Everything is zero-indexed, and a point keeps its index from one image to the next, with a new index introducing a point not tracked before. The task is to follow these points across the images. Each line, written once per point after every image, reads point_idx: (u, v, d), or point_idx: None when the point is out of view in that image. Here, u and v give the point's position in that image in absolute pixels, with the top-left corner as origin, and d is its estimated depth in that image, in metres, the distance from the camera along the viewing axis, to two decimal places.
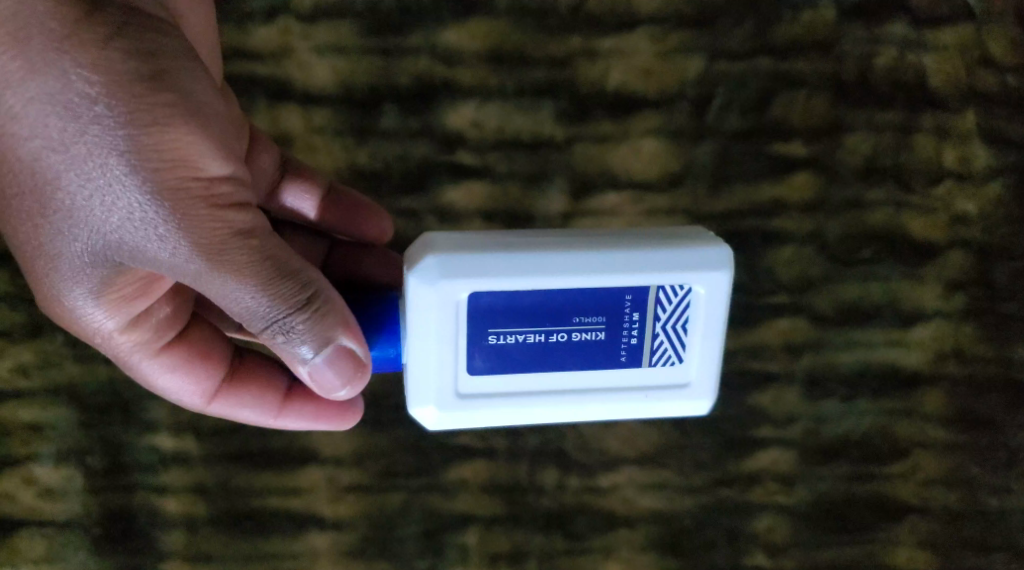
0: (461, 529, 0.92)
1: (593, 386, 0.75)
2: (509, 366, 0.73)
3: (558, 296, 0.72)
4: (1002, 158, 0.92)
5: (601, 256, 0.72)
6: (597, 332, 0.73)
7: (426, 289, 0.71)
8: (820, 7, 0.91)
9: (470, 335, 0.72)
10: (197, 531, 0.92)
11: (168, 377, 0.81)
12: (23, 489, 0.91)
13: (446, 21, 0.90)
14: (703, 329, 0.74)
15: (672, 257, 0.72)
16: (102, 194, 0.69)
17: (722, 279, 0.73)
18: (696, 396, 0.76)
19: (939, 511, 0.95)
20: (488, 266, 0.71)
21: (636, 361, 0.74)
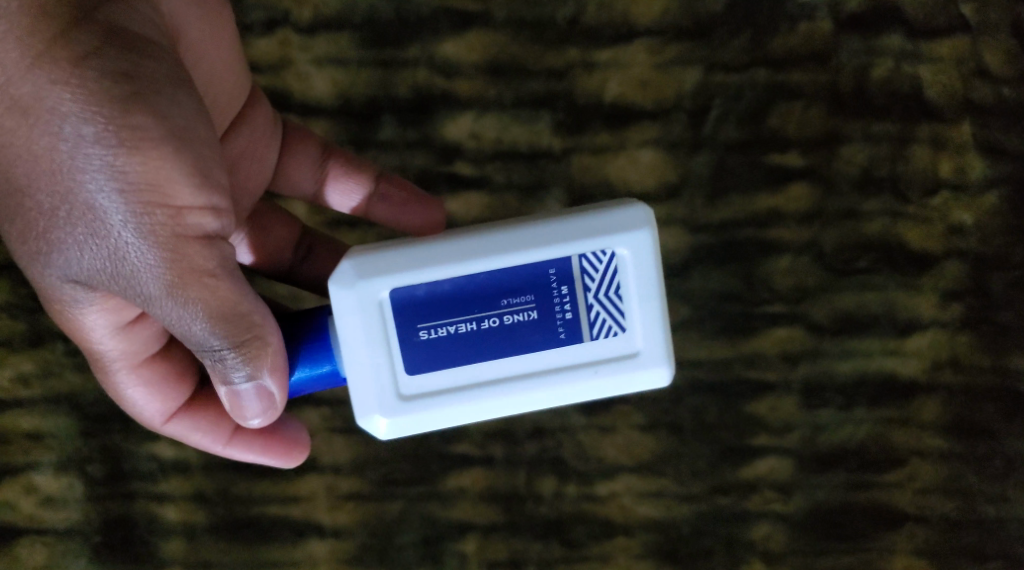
0: (460, 536, 0.93)
1: (539, 370, 0.73)
2: (446, 360, 0.72)
3: (481, 278, 0.72)
4: (998, 169, 0.93)
5: (518, 236, 0.72)
6: (530, 312, 0.72)
7: (342, 287, 0.71)
8: (816, 19, 0.92)
9: (398, 332, 0.72)
10: (196, 539, 0.92)
11: (139, 391, 0.82)
12: (24, 497, 0.92)
13: (446, 33, 0.91)
14: (638, 293, 0.72)
15: (588, 224, 0.72)
16: (62, 210, 0.71)
17: (644, 238, 0.72)
18: (649, 364, 0.73)
19: (936, 519, 0.95)
20: (406, 259, 0.72)
21: (577, 337, 0.73)
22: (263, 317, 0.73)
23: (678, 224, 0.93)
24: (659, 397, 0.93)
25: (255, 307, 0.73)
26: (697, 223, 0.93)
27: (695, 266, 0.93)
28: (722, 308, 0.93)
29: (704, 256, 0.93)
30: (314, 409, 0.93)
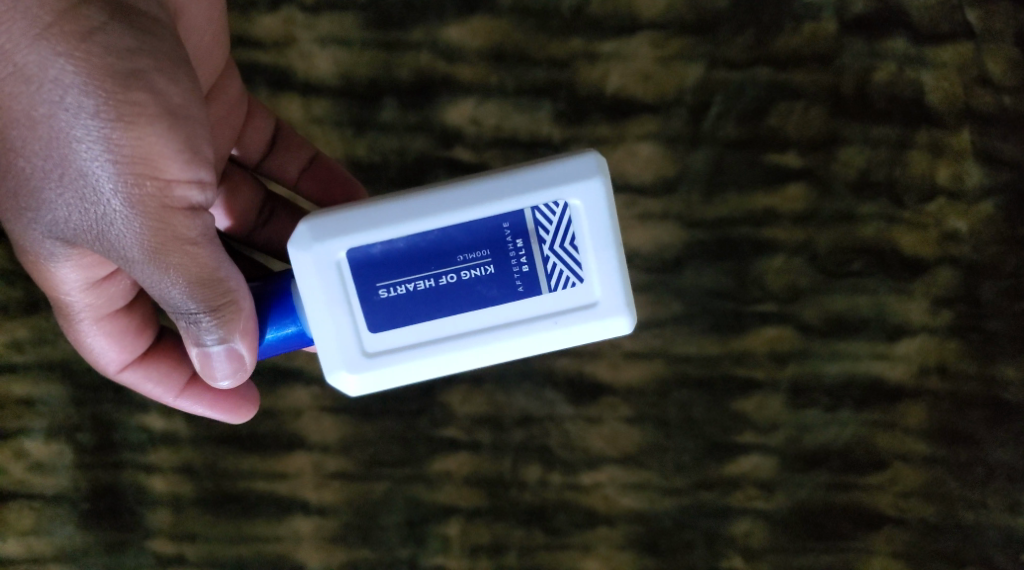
0: (444, 519, 0.94)
1: (499, 324, 0.74)
2: (407, 317, 0.74)
3: (437, 235, 0.73)
4: (995, 178, 0.93)
5: (471, 193, 0.73)
6: (487, 267, 0.73)
7: (299, 245, 0.73)
8: (821, 20, 0.92)
9: (358, 291, 0.73)
10: (182, 510, 0.93)
11: (101, 340, 0.83)
12: (14, 462, 0.93)
13: (449, 18, 0.91)
14: (593, 242, 0.73)
15: (539, 175, 0.72)
16: (54, 175, 0.72)
17: (595, 186, 0.72)
18: (606, 311, 0.74)
19: (916, 523, 0.96)
20: (360, 220, 0.73)
21: (534, 289, 0.74)
22: (239, 283, 0.74)
23: (672, 219, 0.94)
24: (646, 390, 0.94)
25: (231, 274, 0.74)
26: (691, 219, 0.93)
27: (688, 262, 0.94)
28: (713, 305, 0.94)
29: (698, 252, 0.94)
30: (304, 388, 0.93)
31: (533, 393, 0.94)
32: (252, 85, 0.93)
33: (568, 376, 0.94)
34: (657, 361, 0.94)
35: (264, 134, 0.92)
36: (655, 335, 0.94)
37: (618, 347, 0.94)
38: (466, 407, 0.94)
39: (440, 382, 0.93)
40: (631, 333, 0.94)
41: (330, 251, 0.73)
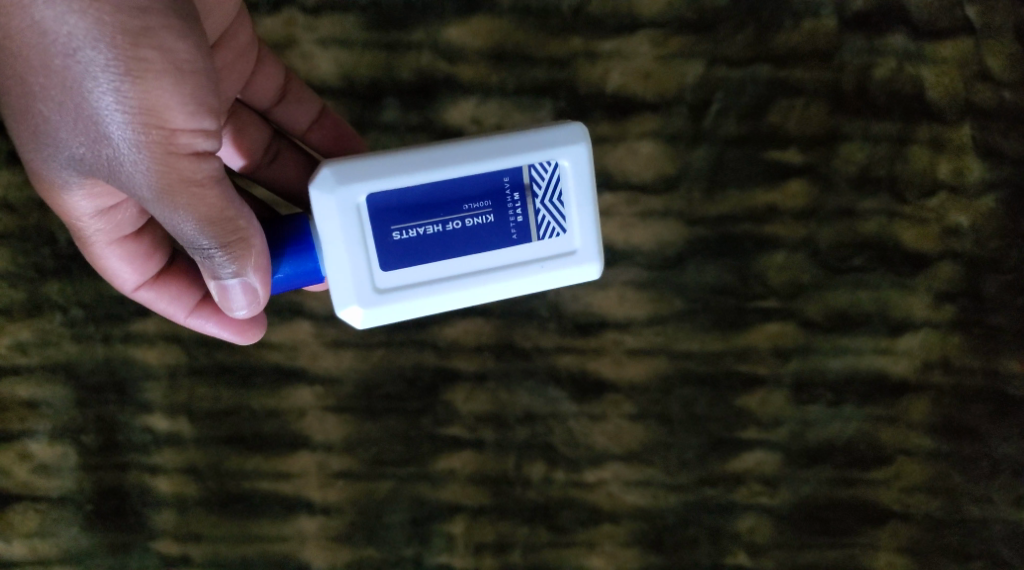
0: (448, 517, 0.94)
1: (492, 268, 0.76)
2: (416, 258, 0.75)
3: (446, 184, 0.74)
4: (996, 172, 0.94)
5: (477, 149, 0.74)
6: (488, 216, 0.75)
7: (327, 191, 0.73)
8: (821, 16, 0.92)
9: (374, 232, 0.74)
10: (187, 511, 0.94)
11: (115, 262, 0.83)
12: (18, 464, 0.93)
13: (450, 18, 0.91)
14: (578, 199, 0.76)
15: (534, 136, 0.75)
16: (68, 120, 0.72)
17: (581, 150, 0.76)
18: (584, 262, 0.77)
19: (920, 517, 0.96)
20: (379, 167, 0.73)
21: (526, 238, 0.76)
22: (250, 221, 0.74)
23: (674, 216, 0.94)
24: (649, 387, 0.94)
25: (242, 212, 0.74)
26: (693, 216, 0.94)
27: (690, 259, 0.94)
28: (715, 302, 0.94)
29: (699, 249, 0.94)
30: (308, 387, 0.93)
31: (537, 391, 0.94)
32: None
33: (571, 374, 0.94)
34: (659, 358, 0.94)
35: (274, 84, 0.90)
36: (658, 332, 0.94)
37: (620, 344, 0.94)
38: (469, 406, 0.94)
39: (443, 381, 0.93)
40: (633, 330, 0.94)
41: (352, 196, 0.73)
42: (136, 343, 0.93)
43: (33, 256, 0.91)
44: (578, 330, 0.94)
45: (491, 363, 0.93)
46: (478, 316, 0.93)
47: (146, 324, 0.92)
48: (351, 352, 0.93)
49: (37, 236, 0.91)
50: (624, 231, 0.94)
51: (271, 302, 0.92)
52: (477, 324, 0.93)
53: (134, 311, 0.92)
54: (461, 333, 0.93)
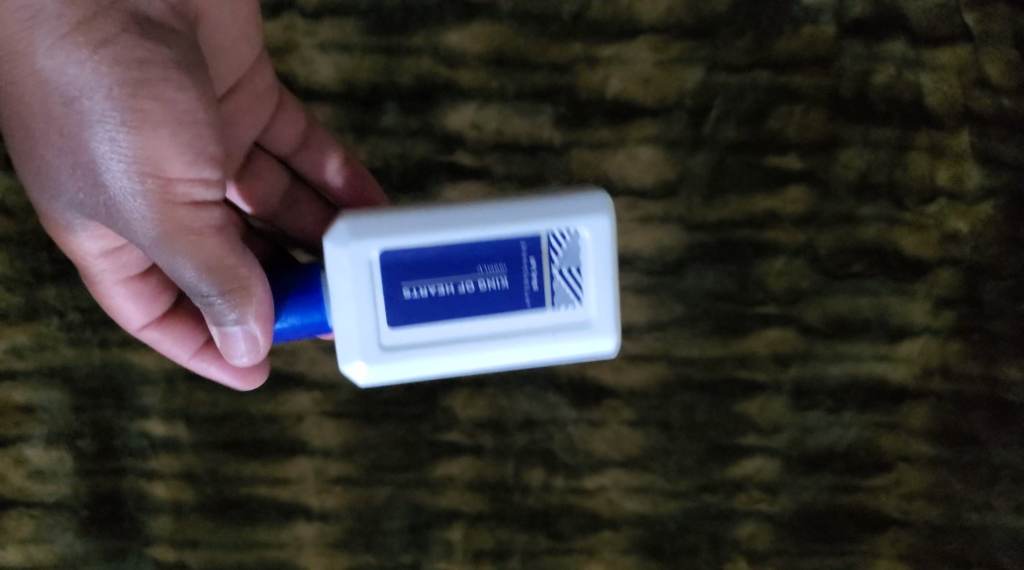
0: (447, 524, 0.93)
1: (503, 333, 0.75)
2: (425, 317, 0.74)
3: (460, 245, 0.74)
4: (995, 179, 0.94)
5: (495, 213, 0.74)
6: (502, 279, 0.74)
7: (339, 245, 0.73)
8: (821, 23, 0.93)
9: (386, 289, 0.73)
10: (184, 517, 0.93)
11: (121, 300, 0.84)
12: (12, 469, 0.93)
13: (450, 24, 0.91)
14: (595, 269, 0.75)
15: (557, 209, 0.74)
16: (75, 171, 0.73)
17: (604, 222, 0.74)
18: (597, 334, 0.76)
19: (921, 525, 0.96)
20: (395, 227, 0.73)
21: (539, 305, 0.75)
22: (251, 268, 0.73)
23: (674, 222, 0.93)
24: (649, 393, 0.94)
25: (244, 260, 0.73)
26: (692, 222, 0.93)
27: (690, 264, 0.93)
28: (716, 307, 0.94)
29: (699, 254, 0.93)
30: (306, 392, 0.93)
31: (536, 396, 0.93)
32: None
33: (571, 379, 0.93)
34: (659, 363, 0.94)
35: (294, 128, 0.90)
36: (658, 337, 0.94)
37: (620, 350, 0.94)
38: (468, 411, 0.93)
39: (442, 387, 0.93)
40: (632, 335, 0.94)
41: (366, 253, 0.73)
42: (133, 347, 0.92)
43: (29, 261, 0.91)
44: None
45: (490, 369, 0.93)
46: None
47: None
48: None
49: (35, 240, 0.90)
50: (624, 237, 0.93)
51: None
52: None
53: None
54: None
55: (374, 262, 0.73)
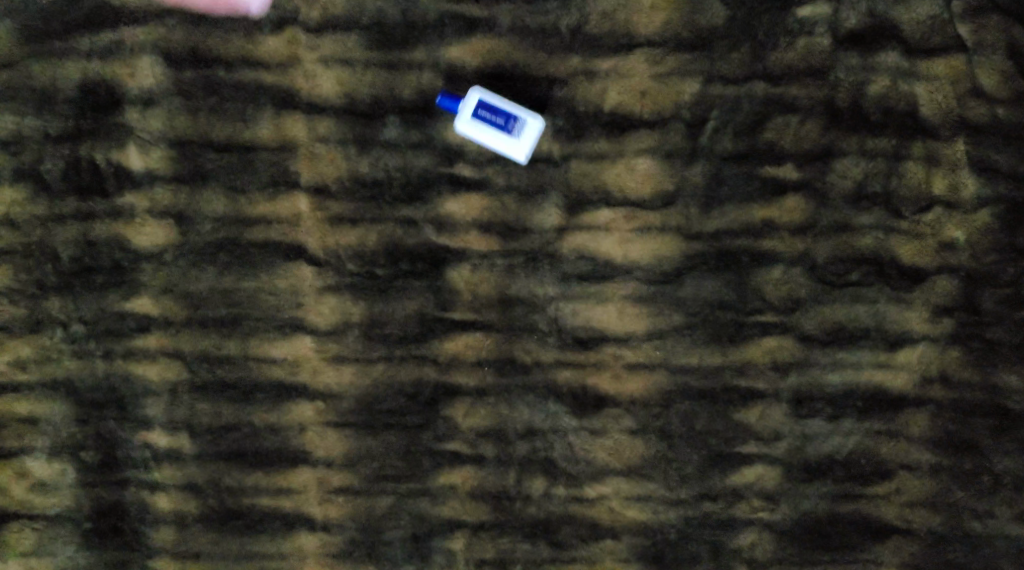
0: (449, 533, 0.95)
1: (484, 129, 0.91)
2: (482, 108, 0.91)
3: (499, 106, 0.91)
4: (991, 188, 0.94)
5: (504, 103, 0.91)
6: (496, 118, 0.91)
7: (470, 90, 0.91)
8: (816, 35, 0.94)
9: (468, 99, 0.91)
10: (187, 528, 0.94)
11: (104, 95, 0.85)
12: (16, 481, 0.94)
13: (449, 39, 0.93)
14: (526, 131, 0.91)
15: (527, 109, 0.91)
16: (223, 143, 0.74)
17: (536, 125, 0.91)
18: (511, 142, 0.91)
19: (922, 533, 0.96)
20: (493, 100, 0.91)
21: (496, 120, 0.91)
22: None
23: (671, 231, 0.94)
24: (649, 402, 0.95)
25: None
26: (690, 232, 0.94)
27: (688, 274, 0.94)
28: (714, 316, 0.94)
29: (698, 264, 0.94)
30: (308, 403, 0.94)
31: (536, 406, 0.94)
32: (256, 105, 0.92)
33: (571, 388, 0.94)
34: (659, 373, 0.94)
35: None
36: (657, 346, 0.94)
37: (619, 359, 0.94)
38: (468, 421, 0.94)
39: (443, 397, 0.94)
40: (632, 344, 0.94)
41: (474, 94, 0.91)
42: (136, 359, 0.93)
43: (36, 274, 0.93)
44: (578, 344, 0.94)
45: (491, 378, 0.94)
46: (478, 331, 0.94)
47: (147, 341, 0.93)
48: (352, 367, 0.93)
49: (39, 253, 0.93)
50: (623, 246, 0.94)
51: (272, 318, 0.93)
52: (477, 339, 0.94)
53: (134, 327, 0.93)
54: (460, 348, 0.94)
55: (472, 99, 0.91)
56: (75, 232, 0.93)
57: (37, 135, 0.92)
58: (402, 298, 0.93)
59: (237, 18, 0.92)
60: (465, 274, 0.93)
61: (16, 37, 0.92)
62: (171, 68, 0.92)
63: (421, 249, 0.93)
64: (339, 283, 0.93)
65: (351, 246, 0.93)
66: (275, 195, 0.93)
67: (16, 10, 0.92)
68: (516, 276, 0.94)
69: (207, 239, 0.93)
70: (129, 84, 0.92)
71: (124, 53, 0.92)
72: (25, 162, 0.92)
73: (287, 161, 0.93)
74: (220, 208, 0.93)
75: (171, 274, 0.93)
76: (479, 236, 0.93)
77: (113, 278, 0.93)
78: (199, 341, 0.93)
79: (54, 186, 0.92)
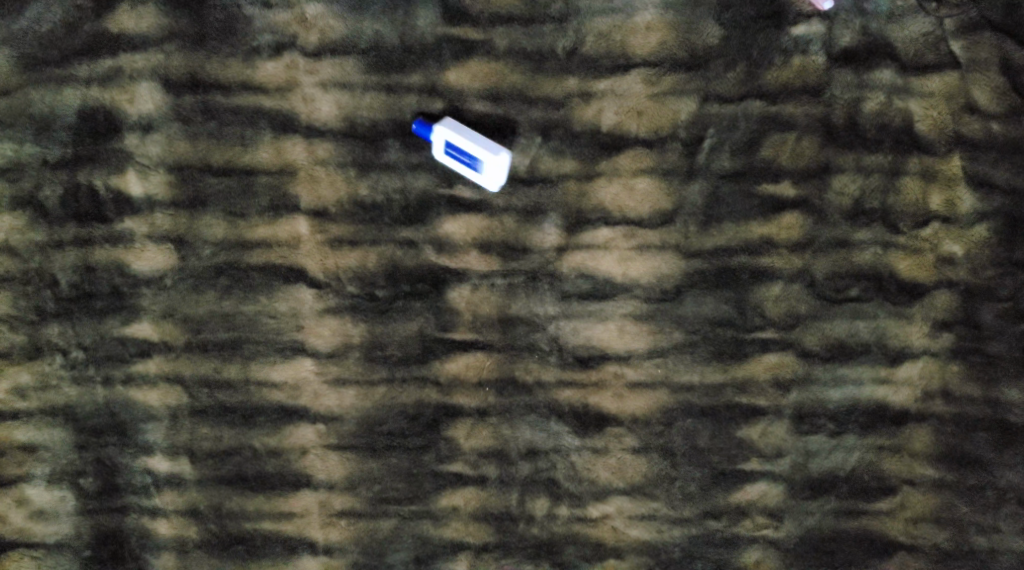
0: (452, 555, 0.94)
1: (460, 166, 0.92)
2: (452, 149, 0.92)
3: (462, 149, 0.91)
4: (988, 202, 0.94)
5: (468, 145, 0.91)
6: (463, 156, 0.92)
7: (436, 126, 0.91)
8: (811, 53, 0.94)
9: (439, 140, 0.92)
10: (189, 553, 0.94)
11: None
12: (15, 509, 0.94)
13: (447, 62, 0.93)
14: (492, 170, 0.91)
15: (486, 147, 0.90)
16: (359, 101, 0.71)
17: (486, 167, 0.91)
18: (484, 178, 0.92)
19: (927, 549, 0.96)
20: (456, 140, 0.90)
21: (464, 156, 0.91)
22: None
23: (671, 249, 0.94)
24: (651, 421, 0.94)
25: None
26: (689, 250, 0.94)
27: (688, 291, 0.94)
28: (715, 333, 0.94)
29: (698, 281, 0.94)
30: (310, 426, 0.93)
31: (538, 425, 0.94)
32: (256, 129, 0.93)
33: (573, 408, 0.94)
34: (661, 391, 0.94)
35: None
36: (658, 364, 0.94)
37: (620, 378, 0.94)
38: (471, 442, 0.94)
39: (445, 417, 0.94)
40: (633, 363, 0.94)
41: (440, 132, 0.91)
42: (136, 384, 0.93)
43: (35, 300, 0.93)
44: (579, 363, 0.94)
45: (492, 399, 0.94)
46: (480, 351, 0.94)
47: (148, 365, 0.93)
48: (353, 390, 0.93)
49: (39, 279, 0.93)
50: (623, 265, 0.94)
51: (273, 341, 0.93)
52: (478, 359, 0.94)
53: (135, 352, 0.93)
54: (461, 369, 0.94)
55: (440, 137, 0.91)
56: (74, 258, 0.93)
57: (37, 162, 0.93)
58: (402, 319, 0.93)
59: (236, 43, 0.93)
60: (466, 294, 0.94)
61: (15, 65, 0.93)
62: (170, 93, 0.93)
63: (421, 270, 0.93)
64: (340, 305, 0.93)
65: (351, 268, 0.93)
66: (275, 218, 0.93)
67: (15, 38, 0.93)
68: (517, 295, 0.94)
69: (207, 263, 0.93)
70: (128, 110, 0.93)
71: (123, 79, 0.92)
72: (24, 188, 0.93)
73: (287, 184, 0.93)
74: (221, 231, 0.93)
75: (171, 298, 0.93)
76: (479, 256, 0.94)
77: (113, 303, 0.93)
78: (200, 365, 0.93)
79: (54, 213, 0.93)
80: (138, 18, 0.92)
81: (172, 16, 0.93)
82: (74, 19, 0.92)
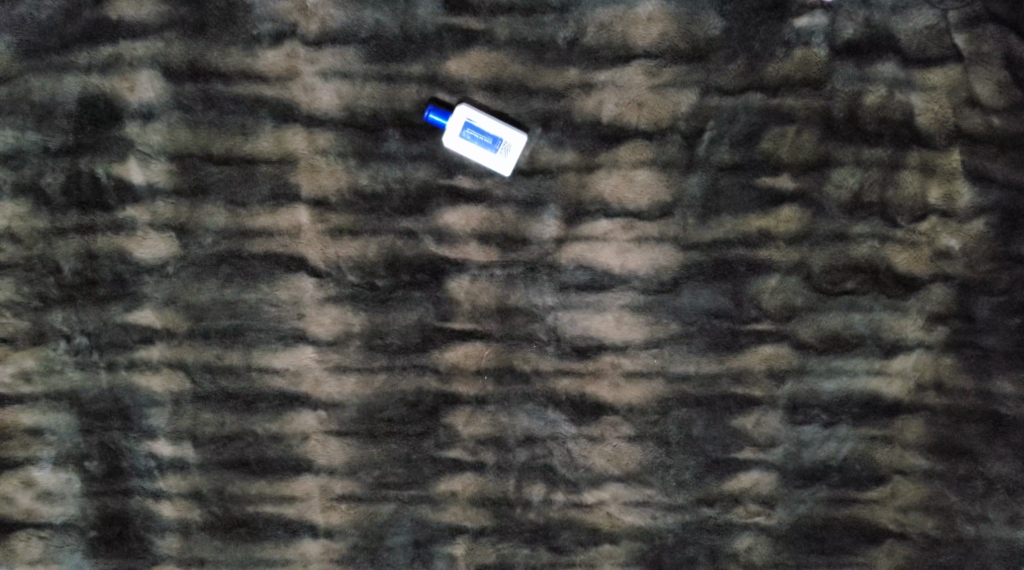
0: (449, 539, 0.96)
1: (476, 148, 0.93)
2: (471, 130, 0.93)
3: (483, 129, 0.93)
4: (985, 197, 0.95)
5: (495, 125, 0.93)
6: (483, 137, 0.93)
7: (458, 108, 0.93)
8: (812, 46, 0.95)
9: (460, 120, 0.93)
10: (192, 536, 0.96)
11: None
12: (22, 491, 0.96)
13: (448, 52, 0.94)
14: (513, 152, 0.94)
15: (511, 127, 0.93)
16: None
17: (509, 147, 0.93)
18: (500, 161, 0.94)
19: (917, 537, 0.97)
20: (480, 119, 0.93)
21: (485, 139, 0.93)
22: None
23: (669, 241, 0.95)
24: (646, 410, 0.96)
25: None
26: (687, 242, 0.95)
27: (686, 283, 0.95)
28: (710, 325, 0.96)
29: (695, 273, 0.95)
30: (310, 413, 0.95)
31: (536, 413, 0.96)
32: (257, 118, 0.94)
33: (570, 396, 0.96)
34: (657, 380, 0.96)
35: None
36: (655, 355, 0.96)
37: (618, 367, 0.96)
38: (469, 429, 0.96)
39: (444, 405, 0.95)
40: (630, 353, 0.96)
41: (462, 112, 0.93)
42: (139, 370, 0.95)
43: (38, 286, 0.94)
44: (577, 353, 0.96)
45: (491, 387, 0.95)
46: (478, 340, 0.95)
47: (150, 352, 0.94)
48: (353, 377, 0.95)
49: (41, 266, 0.94)
50: (622, 256, 0.95)
51: (274, 328, 0.94)
52: (477, 348, 0.95)
53: (137, 338, 0.94)
54: (461, 357, 0.95)
55: (461, 119, 0.93)
56: (77, 246, 0.94)
57: (38, 149, 0.94)
58: (402, 309, 0.95)
59: (238, 32, 0.93)
60: (465, 285, 0.95)
61: (15, 52, 0.93)
62: (171, 82, 0.93)
63: (421, 260, 0.95)
64: (341, 294, 0.94)
65: (352, 258, 0.94)
66: (276, 208, 0.94)
67: (15, 24, 0.93)
68: (515, 286, 0.95)
69: (210, 252, 0.94)
70: (129, 99, 0.93)
71: (124, 67, 0.93)
72: (26, 176, 0.94)
73: (288, 174, 0.94)
74: (222, 220, 0.94)
75: (174, 286, 0.94)
76: (479, 247, 0.95)
77: (116, 290, 0.94)
78: (203, 351, 0.94)
79: (56, 200, 0.94)
80: (138, 6, 0.93)
81: (173, 4, 0.93)
82: (75, 6, 0.93)
